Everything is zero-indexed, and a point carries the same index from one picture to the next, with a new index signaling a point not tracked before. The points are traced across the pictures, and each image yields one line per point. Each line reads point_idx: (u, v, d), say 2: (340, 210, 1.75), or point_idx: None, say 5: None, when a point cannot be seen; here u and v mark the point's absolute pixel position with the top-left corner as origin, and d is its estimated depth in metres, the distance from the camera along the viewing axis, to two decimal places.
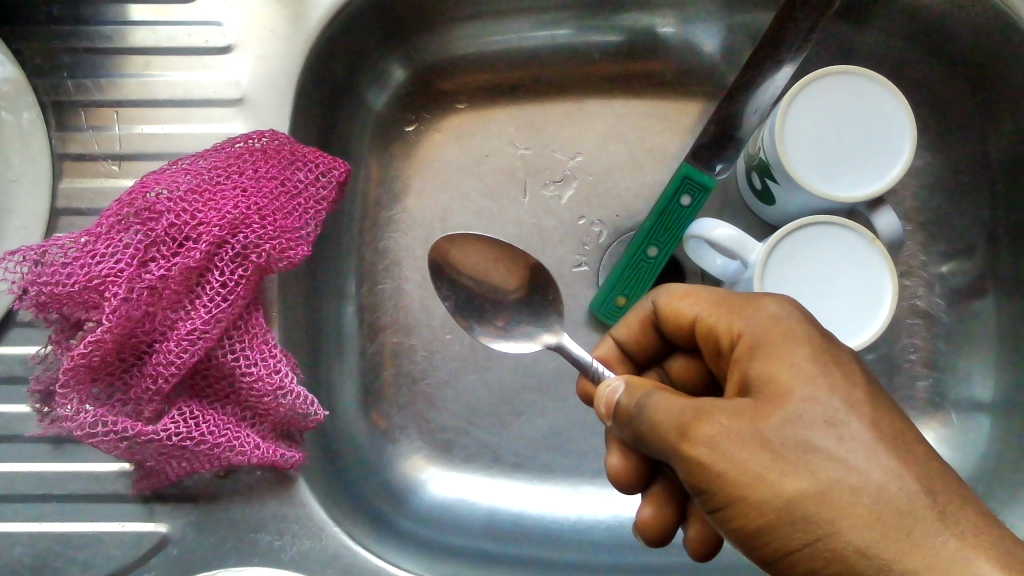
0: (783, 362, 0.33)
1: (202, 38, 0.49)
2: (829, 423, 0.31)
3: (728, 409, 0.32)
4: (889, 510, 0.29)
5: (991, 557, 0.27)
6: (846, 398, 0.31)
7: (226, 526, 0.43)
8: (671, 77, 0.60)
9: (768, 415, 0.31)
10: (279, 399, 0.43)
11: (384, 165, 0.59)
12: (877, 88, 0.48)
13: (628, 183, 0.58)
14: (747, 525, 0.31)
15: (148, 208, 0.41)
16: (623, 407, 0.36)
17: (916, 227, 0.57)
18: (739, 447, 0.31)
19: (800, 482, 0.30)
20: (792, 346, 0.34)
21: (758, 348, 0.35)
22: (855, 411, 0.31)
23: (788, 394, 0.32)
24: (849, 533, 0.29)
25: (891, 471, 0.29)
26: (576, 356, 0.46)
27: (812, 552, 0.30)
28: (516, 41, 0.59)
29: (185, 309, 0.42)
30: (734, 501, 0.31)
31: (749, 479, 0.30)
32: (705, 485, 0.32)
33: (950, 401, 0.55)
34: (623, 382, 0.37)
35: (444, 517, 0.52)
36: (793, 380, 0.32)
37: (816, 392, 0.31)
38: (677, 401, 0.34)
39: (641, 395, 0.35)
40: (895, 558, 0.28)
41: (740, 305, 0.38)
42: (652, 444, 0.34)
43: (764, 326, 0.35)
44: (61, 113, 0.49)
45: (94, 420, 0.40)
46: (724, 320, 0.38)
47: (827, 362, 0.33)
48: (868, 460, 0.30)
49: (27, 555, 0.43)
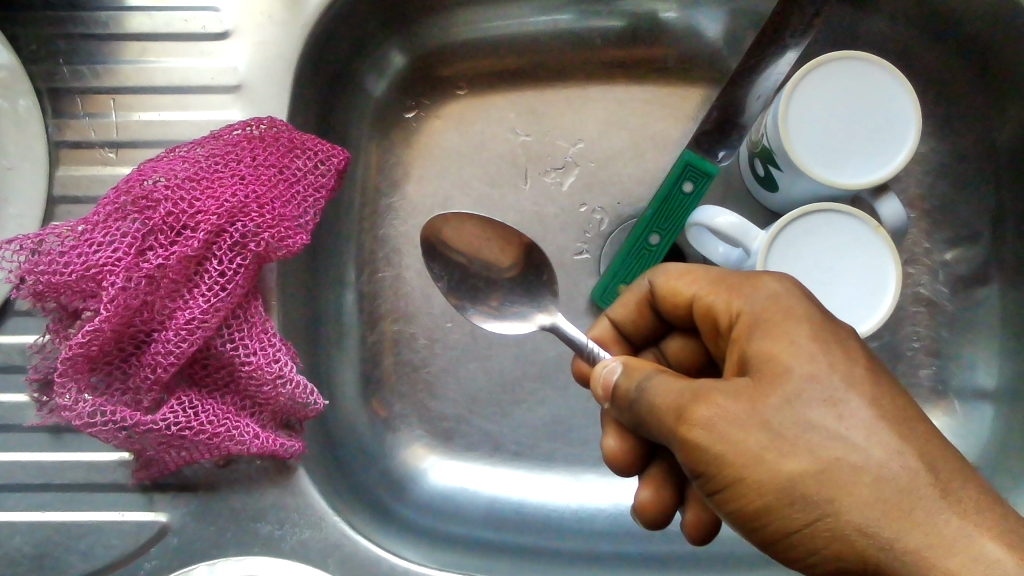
0: (783, 341, 0.32)
1: (199, 24, 0.48)
2: (827, 402, 0.30)
3: (725, 390, 0.32)
4: (889, 488, 0.28)
5: (993, 535, 0.27)
6: (845, 375, 0.31)
7: (226, 516, 0.43)
8: (673, 62, 0.59)
9: (766, 395, 0.31)
10: (279, 388, 0.43)
11: (383, 151, 0.58)
12: (880, 73, 0.48)
13: (630, 170, 0.58)
14: (745, 507, 0.31)
15: (146, 196, 0.41)
16: (622, 390, 0.36)
17: (921, 214, 0.57)
18: (737, 428, 0.30)
19: (797, 462, 0.29)
20: (791, 325, 0.33)
21: (757, 327, 0.34)
22: (855, 390, 0.30)
23: (787, 372, 0.31)
24: (849, 512, 0.28)
25: (891, 449, 0.29)
26: (572, 338, 0.45)
27: (810, 532, 0.30)
28: (517, 27, 0.58)
29: (183, 299, 0.41)
30: (732, 483, 0.31)
31: (746, 460, 0.30)
32: (702, 467, 0.31)
33: (953, 389, 0.55)
34: (620, 363, 0.36)
35: (445, 505, 0.52)
36: (793, 359, 0.32)
37: (815, 371, 0.31)
38: (678, 384, 0.33)
39: (639, 378, 0.35)
40: (895, 536, 0.28)
41: (738, 284, 0.37)
42: (650, 426, 0.34)
43: (763, 306, 0.35)
44: (58, 100, 0.49)
45: (93, 410, 0.40)
46: (721, 299, 0.37)
47: (827, 340, 0.32)
48: (867, 438, 0.29)
49: (27, 544, 0.43)
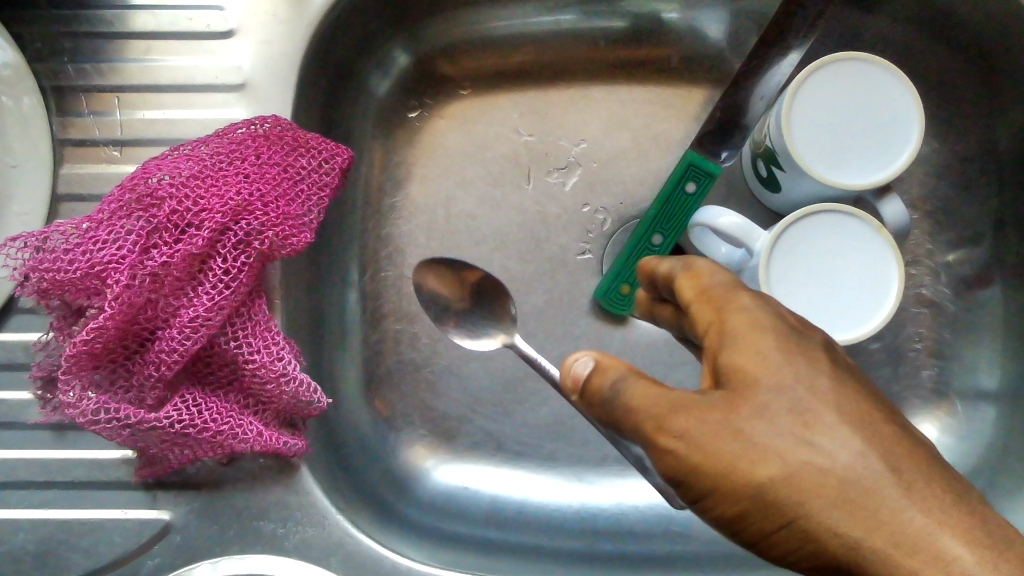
0: (753, 350, 0.32)
1: (203, 22, 0.48)
2: (793, 411, 0.30)
3: (700, 403, 0.31)
4: (855, 490, 0.28)
5: (956, 533, 0.27)
6: (811, 384, 0.31)
7: (229, 514, 0.43)
8: (676, 63, 0.59)
9: (737, 407, 0.30)
10: (283, 386, 0.43)
11: (386, 151, 0.58)
12: (880, 73, 0.48)
13: (633, 170, 0.58)
14: (722, 511, 0.31)
15: (150, 194, 0.41)
16: (594, 386, 0.33)
17: (923, 215, 0.57)
18: (712, 439, 0.30)
19: (769, 469, 0.29)
20: (761, 332, 0.32)
21: (728, 335, 0.33)
22: (820, 397, 0.30)
23: (755, 385, 0.31)
24: (822, 514, 0.29)
25: (854, 451, 0.29)
26: (528, 356, 0.48)
27: (785, 534, 0.30)
28: (520, 27, 0.58)
29: (187, 297, 0.41)
30: (706, 489, 0.31)
31: (720, 470, 0.30)
32: (679, 475, 0.31)
33: (955, 390, 0.55)
34: (591, 358, 0.33)
35: (447, 504, 0.52)
36: (761, 370, 0.31)
37: (780, 381, 0.31)
38: (655, 390, 0.32)
39: (615, 378, 0.32)
40: (861, 538, 0.28)
41: (711, 287, 0.36)
42: (621, 429, 0.32)
43: (736, 313, 0.33)
44: (62, 98, 0.49)
45: (97, 408, 0.40)
46: (693, 296, 0.36)
47: (792, 348, 0.32)
48: (833, 442, 0.29)
49: (30, 541, 0.43)
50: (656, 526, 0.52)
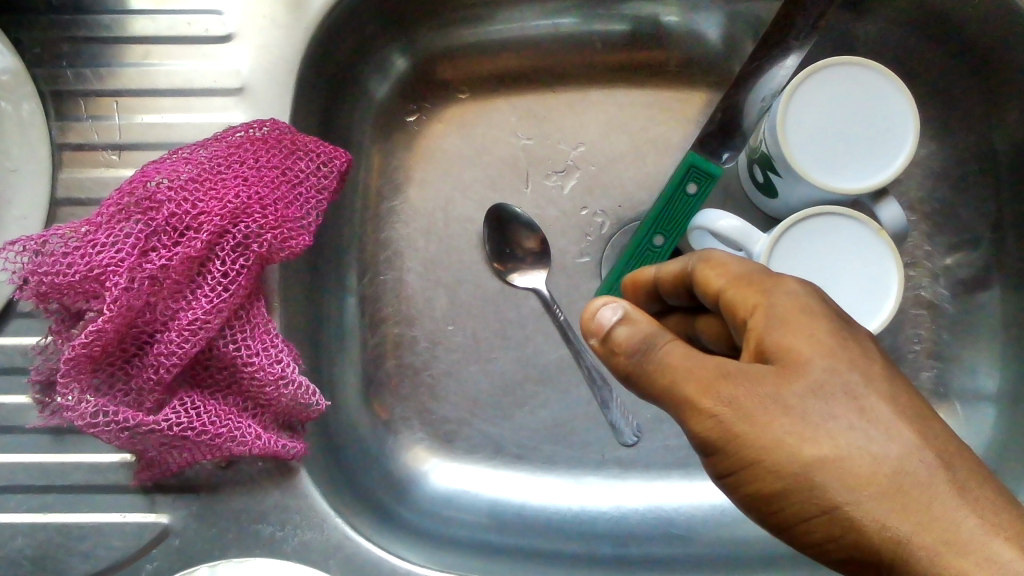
0: (802, 332, 0.32)
1: (202, 27, 0.49)
2: (848, 395, 0.30)
3: (751, 373, 0.31)
4: (907, 482, 0.29)
5: (1004, 536, 0.27)
6: (864, 372, 0.31)
7: (227, 518, 0.43)
8: (675, 65, 0.59)
9: (790, 384, 0.31)
10: (281, 389, 0.43)
11: (385, 155, 0.59)
12: (873, 76, 0.48)
13: (632, 174, 0.58)
14: (761, 490, 0.31)
15: (148, 198, 0.41)
16: (620, 339, 0.34)
17: (922, 218, 0.57)
18: (761, 410, 0.30)
19: (818, 449, 0.29)
20: (810, 318, 0.33)
21: (775, 316, 0.33)
22: (874, 387, 0.31)
23: (809, 363, 0.31)
24: (869, 503, 0.28)
25: (910, 445, 0.29)
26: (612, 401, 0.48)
27: (826, 520, 0.30)
28: (518, 31, 0.59)
29: (186, 299, 0.42)
30: (750, 466, 0.31)
31: (769, 443, 0.30)
32: (721, 446, 0.31)
33: (955, 392, 0.55)
34: (620, 308, 0.34)
35: (446, 507, 0.52)
36: (814, 352, 0.31)
37: (835, 364, 0.31)
38: (692, 356, 0.32)
39: (645, 334, 0.33)
40: (910, 532, 0.28)
41: (759, 274, 0.36)
42: (652, 387, 0.33)
43: (780, 298, 0.34)
44: (62, 103, 0.49)
45: (95, 410, 0.39)
46: (724, 280, 0.37)
47: (844, 336, 0.32)
48: (889, 434, 0.29)
49: (28, 546, 0.43)
50: (655, 529, 0.52)
